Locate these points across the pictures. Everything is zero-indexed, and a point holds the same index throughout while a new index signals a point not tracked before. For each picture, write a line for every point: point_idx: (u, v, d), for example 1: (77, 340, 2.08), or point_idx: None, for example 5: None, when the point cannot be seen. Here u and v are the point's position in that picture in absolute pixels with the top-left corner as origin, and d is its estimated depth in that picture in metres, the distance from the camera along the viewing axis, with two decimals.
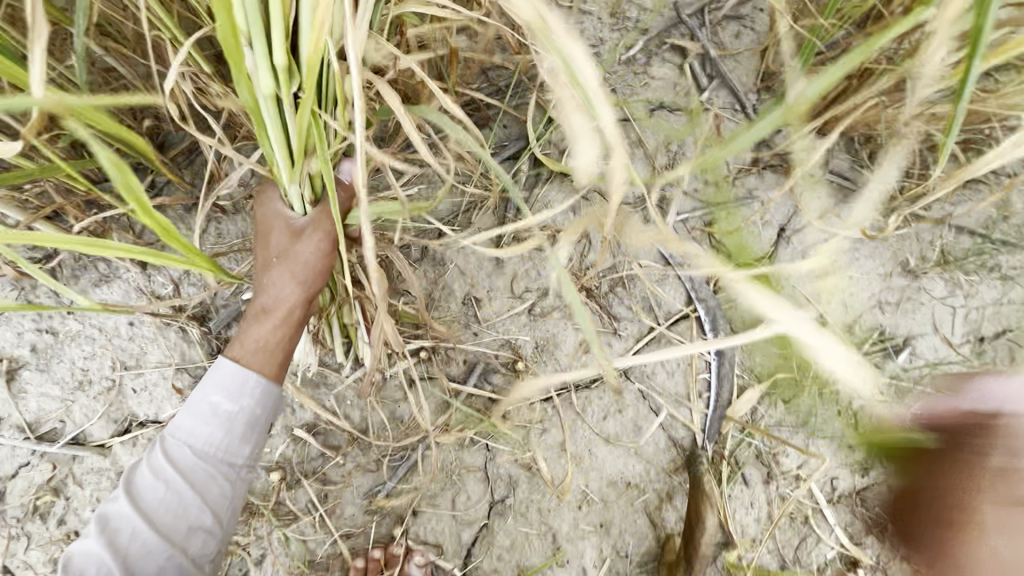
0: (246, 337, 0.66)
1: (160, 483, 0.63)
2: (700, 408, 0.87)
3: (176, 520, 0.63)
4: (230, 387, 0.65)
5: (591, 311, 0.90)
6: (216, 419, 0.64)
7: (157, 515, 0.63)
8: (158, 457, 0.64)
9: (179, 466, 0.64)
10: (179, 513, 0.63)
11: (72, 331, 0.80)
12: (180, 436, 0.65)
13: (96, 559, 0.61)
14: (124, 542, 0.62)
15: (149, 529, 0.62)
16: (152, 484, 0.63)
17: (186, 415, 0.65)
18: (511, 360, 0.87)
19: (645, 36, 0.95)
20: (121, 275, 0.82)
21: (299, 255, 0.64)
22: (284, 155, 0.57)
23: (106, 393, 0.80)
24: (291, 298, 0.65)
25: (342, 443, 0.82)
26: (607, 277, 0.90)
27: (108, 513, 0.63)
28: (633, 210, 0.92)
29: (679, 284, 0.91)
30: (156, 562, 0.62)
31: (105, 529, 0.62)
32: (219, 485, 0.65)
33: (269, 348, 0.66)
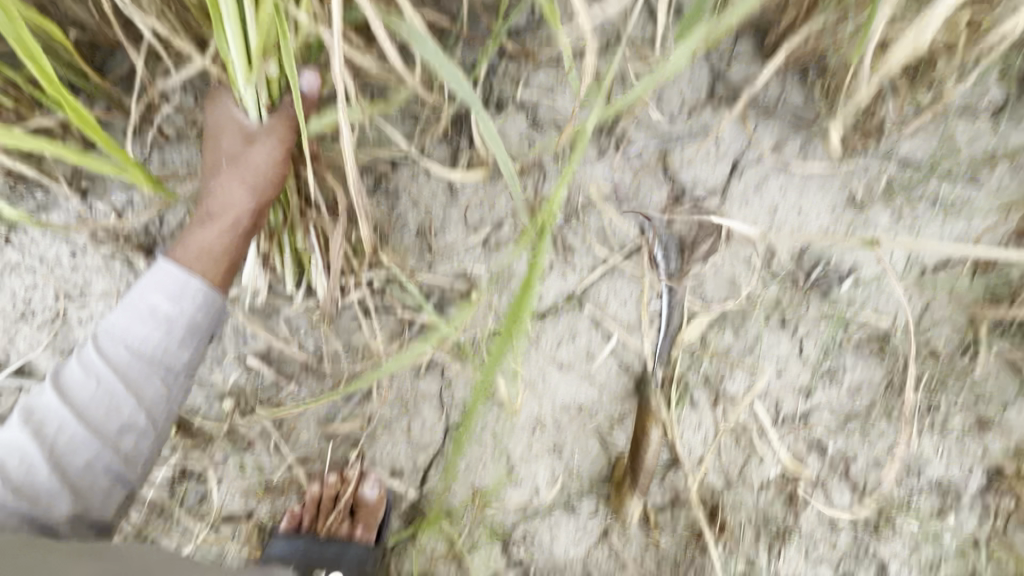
0: (191, 242, 0.69)
1: (91, 379, 0.65)
2: (652, 335, 0.88)
3: (107, 417, 0.65)
4: (169, 289, 0.67)
5: (546, 242, 0.90)
6: (153, 320, 0.66)
7: (87, 410, 0.64)
8: (91, 355, 0.66)
9: (111, 365, 0.65)
10: (110, 410, 0.65)
11: (12, 261, 0.78)
12: (114, 335, 0.66)
13: (21, 450, 0.63)
14: (53, 434, 0.63)
15: (78, 422, 0.64)
16: (84, 380, 0.65)
17: (122, 315, 0.67)
18: (465, 291, 0.88)
19: None
20: (60, 203, 0.79)
21: (248, 159, 0.67)
22: (242, 53, 0.58)
23: (51, 324, 0.79)
24: (239, 202, 0.68)
25: (296, 370, 0.82)
26: (562, 209, 0.91)
27: (41, 405, 0.65)
28: (588, 142, 0.92)
29: (632, 214, 0.92)
30: (85, 455, 0.64)
31: (35, 420, 0.64)
32: (152, 386, 0.66)
33: (214, 252, 0.68)
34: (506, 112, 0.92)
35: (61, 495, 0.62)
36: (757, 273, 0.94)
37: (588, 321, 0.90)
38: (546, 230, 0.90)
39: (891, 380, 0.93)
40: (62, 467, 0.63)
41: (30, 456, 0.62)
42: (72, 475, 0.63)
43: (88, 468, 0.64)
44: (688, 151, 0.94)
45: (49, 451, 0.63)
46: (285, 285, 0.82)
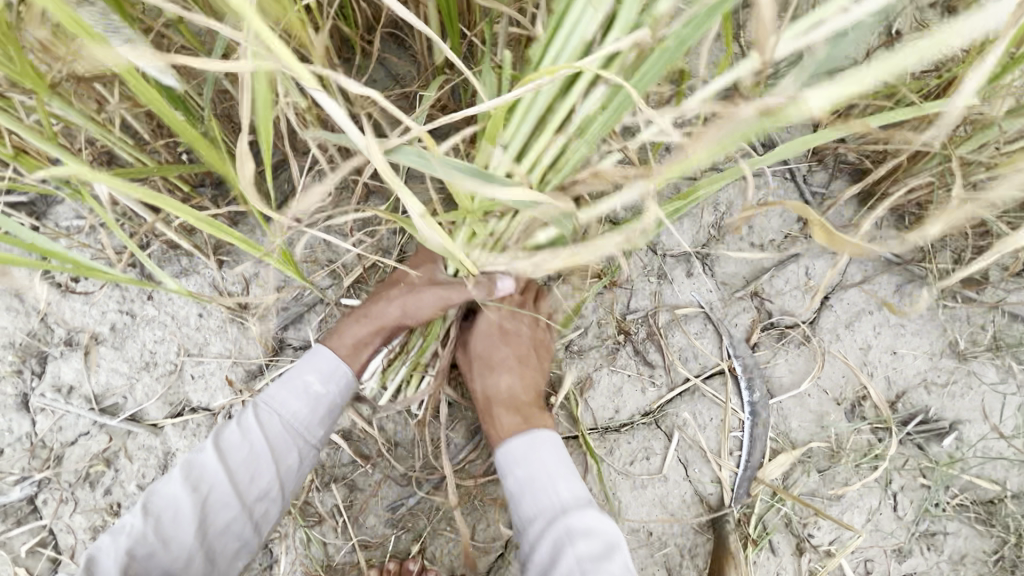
0: (346, 335, 0.78)
1: (246, 443, 0.69)
2: (731, 466, 0.87)
3: (250, 482, 0.69)
4: (327, 369, 0.76)
5: (628, 355, 0.91)
6: (306, 396, 0.74)
7: (235, 474, 0.68)
8: (250, 420, 0.71)
9: (268, 433, 0.71)
10: (256, 476, 0.69)
11: (148, 315, 0.87)
12: (273, 405, 0.72)
13: (172, 502, 0.66)
14: (203, 493, 0.66)
15: (228, 488, 0.67)
16: (239, 443, 0.69)
17: (281, 389, 0.74)
18: (544, 394, 0.89)
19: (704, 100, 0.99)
20: (200, 270, 0.89)
21: (420, 297, 0.76)
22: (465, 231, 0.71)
23: (167, 376, 0.86)
24: (392, 316, 0.77)
25: (373, 452, 0.84)
26: (646, 323, 0.92)
27: (188, 465, 0.68)
28: (676, 261, 0.93)
29: (718, 338, 0.92)
30: (227, 515, 0.67)
31: (183, 483, 0.67)
32: (292, 456, 0.71)
33: (349, 344, 0.78)
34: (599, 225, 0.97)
35: (195, 559, 0.65)
36: (845, 412, 0.90)
37: (664, 442, 0.88)
38: (630, 343, 0.91)
39: (1002, 556, 0.86)
40: (203, 530, 0.65)
41: (178, 515, 0.65)
42: (208, 537, 0.66)
43: (222, 531, 0.67)
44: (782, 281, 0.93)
45: (197, 511, 0.65)
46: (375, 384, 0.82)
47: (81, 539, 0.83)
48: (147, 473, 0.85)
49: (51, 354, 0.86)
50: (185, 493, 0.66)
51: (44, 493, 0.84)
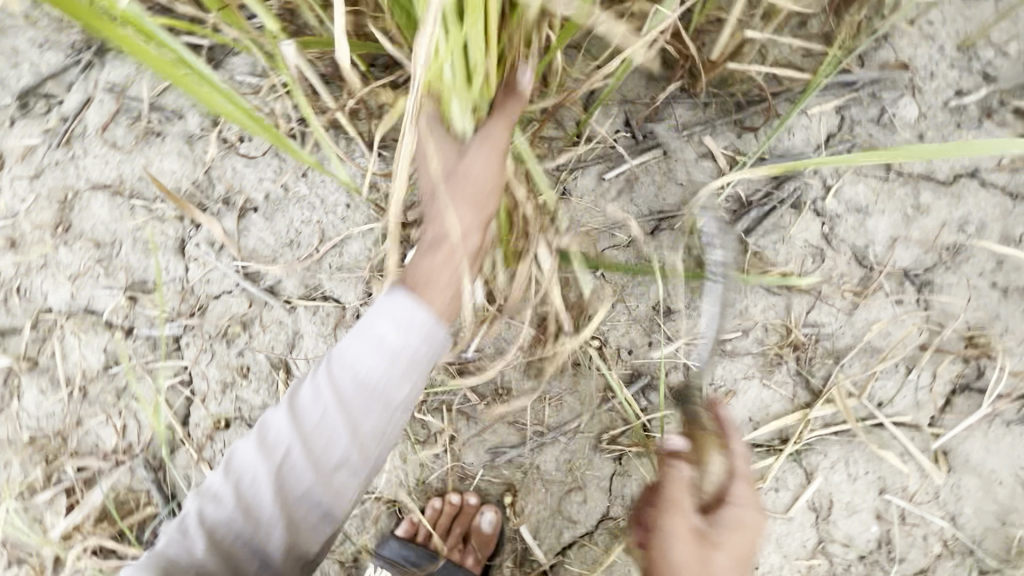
0: (419, 265, 0.71)
1: (318, 408, 0.68)
2: (871, 526, 0.76)
3: (326, 452, 0.67)
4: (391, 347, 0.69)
5: (790, 371, 0.78)
6: (381, 351, 0.68)
7: (311, 440, 0.68)
8: (323, 379, 0.69)
9: (342, 393, 0.68)
10: (326, 448, 0.68)
11: (301, 193, 0.86)
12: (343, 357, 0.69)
13: (251, 470, 0.67)
14: (308, 459, 0.67)
15: (304, 450, 0.67)
16: (312, 404, 0.68)
17: (353, 343, 0.69)
18: (680, 387, 0.80)
19: (989, 87, 0.79)
20: (356, 157, 0.85)
21: (468, 169, 0.71)
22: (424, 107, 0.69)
23: (308, 258, 0.86)
24: (463, 220, 0.71)
25: (488, 392, 0.81)
26: (823, 342, 0.78)
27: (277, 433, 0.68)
28: (883, 280, 0.78)
29: (907, 382, 0.77)
30: (312, 518, 0.68)
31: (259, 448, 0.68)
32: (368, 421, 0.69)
33: (448, 274, 0.70)
34: (799, 213, 0.81)
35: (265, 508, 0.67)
36: None
37: (802, 478, 0.77)
38: (795, 358, 0.78)
39: None
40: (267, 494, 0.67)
41: (254, 481, 0.67)
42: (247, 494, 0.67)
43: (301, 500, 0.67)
44: (1008, 338, 0.76)
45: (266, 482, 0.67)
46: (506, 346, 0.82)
47: (211, 390, 0.86)
48: (274, 348, 0.86)
49: (209, 209, 0.88)
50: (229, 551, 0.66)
51: (188, 337, 0.87)
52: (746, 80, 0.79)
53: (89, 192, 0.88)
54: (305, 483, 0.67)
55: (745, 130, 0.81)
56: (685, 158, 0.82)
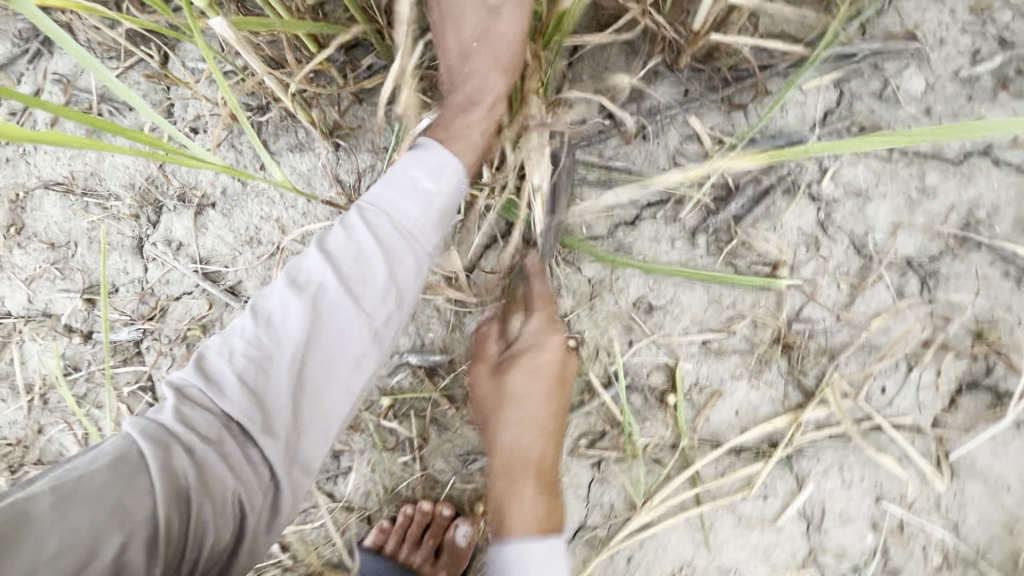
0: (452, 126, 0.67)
1: (353, 245, 0.60)
2: (865, 536, 0.72)
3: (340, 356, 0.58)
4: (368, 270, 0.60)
5: (779, 371, 0.73)
6: (415, 196, 0.62)
7: (346, 279, 0.59)
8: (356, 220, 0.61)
9: (376, 233, 0.61)
10: (364, 280, 0.59)
11: (258, 188, 0.81)
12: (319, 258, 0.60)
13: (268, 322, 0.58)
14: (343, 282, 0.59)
15: (341, 285, 0.58)
16: (346, 245, 0.60)
17: (384, 189, 0.62)
18: (661, 389, 0.74)
19: (1008, 54, 0.71)
20: (315, 148, 0.80)
21: (501, 32, 0.66)
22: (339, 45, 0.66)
23: (268, 257, 0.82)
24: (497, 85, 0.67)
25: (458, 396, 0.77)
26: (816, 339, 0.72)
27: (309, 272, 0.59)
28: (882, 271, 0.72)
29: (908, 382, 0.71)
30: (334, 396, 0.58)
31: (228, 370, 0.56)
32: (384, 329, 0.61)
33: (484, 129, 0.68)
34: (792, 199, 0.74)
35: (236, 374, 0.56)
36: None
37: (790, 484, 0.73)
38: (786, 356, 0.73)
39: None
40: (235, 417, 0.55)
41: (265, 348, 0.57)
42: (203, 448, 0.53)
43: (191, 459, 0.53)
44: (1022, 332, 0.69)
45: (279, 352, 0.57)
46: (473, 348, 0.77)
47: None
48: None
49: (166, 206, 0.83)
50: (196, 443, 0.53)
51: (149, 341, 0.84)
52: (733, 53, 0.72)
53: (40, 190, 0.84)
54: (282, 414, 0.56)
55: (732, 109, 0.75)
56: (667, 142, 0.76)
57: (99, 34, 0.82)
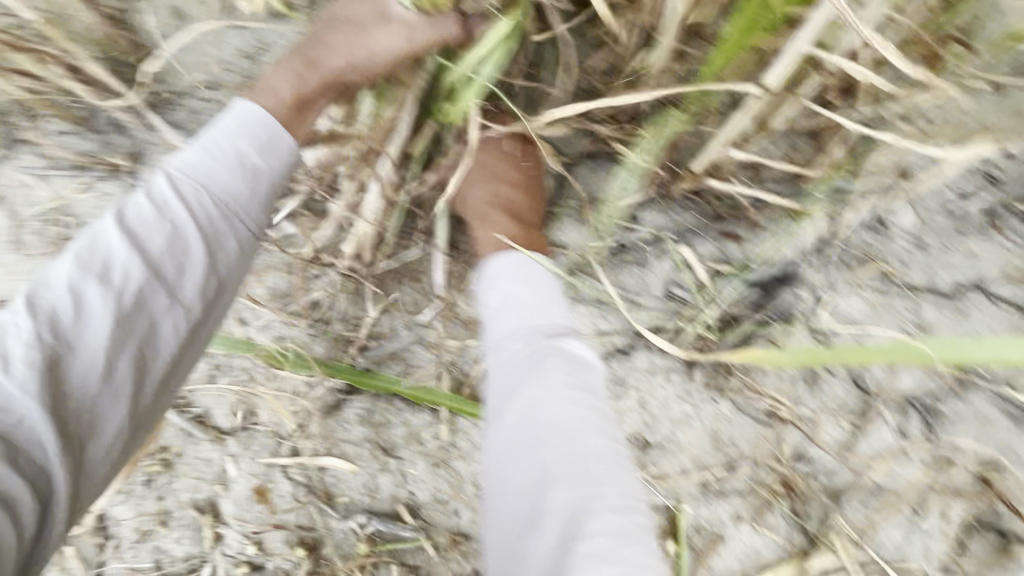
0: None
1: (160, 217, 0.54)
2: None
3: (170, 271, 0.53)
4: (231, 159, 0.58)
5: (781, 512, 0.70)
6: (230, 161, 0.58)
7: (187, 236, 0.54)
8: (161, 188, 0.56)
9: (189, 207, 0.55)
10: (180, 245, 0.54)
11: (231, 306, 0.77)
12: (185, 168, 0.57)
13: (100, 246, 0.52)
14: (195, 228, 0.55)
15: (180, 241, 0.54)
16: (153, 218, 0.54)
17: (200, 153, 0.58)
18: (660, 531, 0.71)
19: (995, 189, 0.71)
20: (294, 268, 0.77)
21: None
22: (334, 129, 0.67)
23: (237, 385, 0.74)
24: None
25: (443, 540, 0.72)
26: (819, 478, 0.70)
27: (82, 266, 0.51)
28: (885, 406, 0.69)
29: (911, 525, 0.69)
30: (175, 260, 0.54)
31: (132, 214, 0.54)
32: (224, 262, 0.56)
33: None
34: (790, 328, 0.73)
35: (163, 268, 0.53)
36: None
37: None
38: (788, 498, 0.70)
39: None
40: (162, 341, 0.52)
41: (162, 246, 0.53)
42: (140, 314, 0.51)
43: (94, 391, 0.48)
44: None
45: (194, 235, 0.54)
46: (464, 486, 0.72)
47: (122, 542, 0.74)
48: (200, 488, 0.74)
49: None
50: (23, 429, 0.45)
51: None
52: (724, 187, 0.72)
53: None
54: (173, 260, 0.53)
55: (727, 239, 0.74)
56: (663, 269, 0.74)
57: (79, 147, 0.80)
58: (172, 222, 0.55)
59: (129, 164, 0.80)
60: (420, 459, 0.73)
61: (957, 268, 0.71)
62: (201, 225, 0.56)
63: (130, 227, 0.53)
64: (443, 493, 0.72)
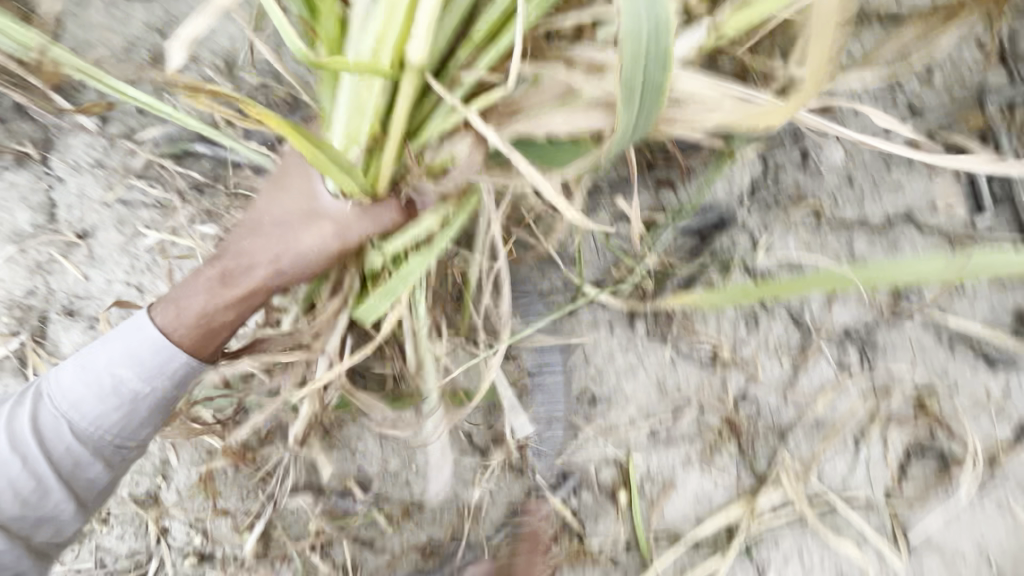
0: None
1: (81, 386, 0.62)
2: None
3: (118, 394, 0.62)
4: (157, 340, 0.61)
5: (729, 454, 0.71)
6: (150, 366, 0.62)
7: (140, 340, 0.61)
8: (74, 373, 0.63)
9: (87, 413, 0.62)
10: (123, 423, 0.63)
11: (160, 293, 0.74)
12: (92, 369, 0.62)
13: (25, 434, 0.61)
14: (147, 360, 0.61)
15: (119, 370, 0.62)
16: (75, 388, 0.62)
17: (119, 336, 0.63)
18: (612, 483, 0.71)
19: (918, 121, 0.72)
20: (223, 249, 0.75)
21: None
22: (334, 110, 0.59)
23: None
24: None
25: (396, 511, 0.72)
26: (764, 418, 0.70)
27: (63, 382, 0.64)
28: (824, 341, 0.70)
29: (855, 455, 0.70)
30: (96, 433, 0.62)
31: (63, 382, 0.63)
32: (134, 396, 0.61)
33: None
34: (729, 273, 0.73)
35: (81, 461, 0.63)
36: None
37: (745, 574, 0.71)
38: (735, 440, 0.71)
39: None
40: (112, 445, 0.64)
41: (121, 368, 0.62)
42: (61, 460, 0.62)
43: (88, 454, 0.63)
44: (959, 399, 0.69)
45: (127, 356, 0.61)
46: (413, 457, 0.71)
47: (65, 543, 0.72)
48: (142, 482, 0.72)
49: (55, 318, 0.75)
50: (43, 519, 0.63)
51: None
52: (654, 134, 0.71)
53: None
54: (94, 426, 0.62)
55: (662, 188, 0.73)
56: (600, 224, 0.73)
57: None
58: (104, 394, 0.62)
59: (37, 151, 0.75)
60: (367, 432, 0.71)
61: (885, 202, 0.73)
62: (150, 320, 0.62)
63: (51, 419, 0.63)
64: (393, 465, 0.71)
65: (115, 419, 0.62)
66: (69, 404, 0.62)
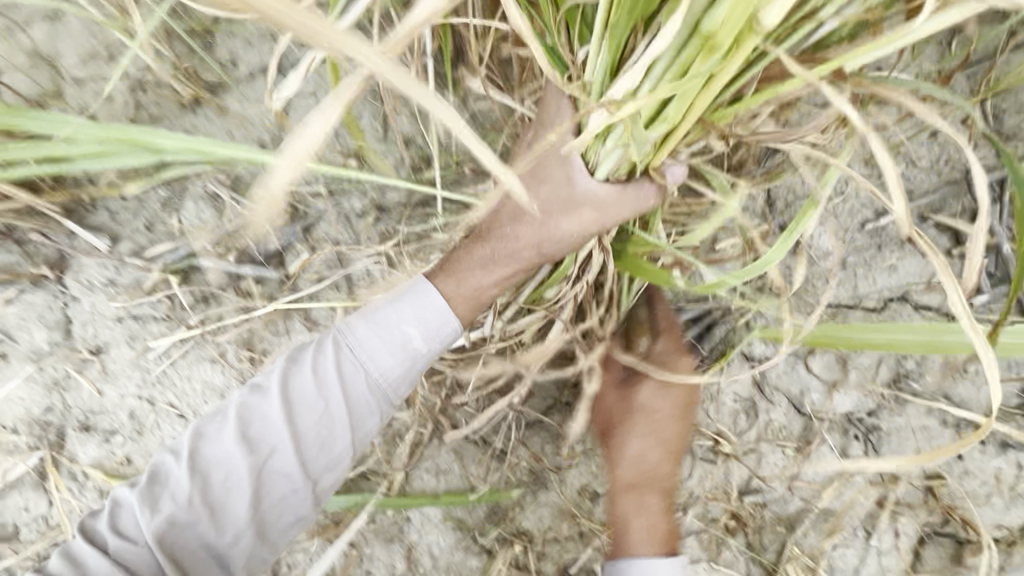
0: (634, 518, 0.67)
1: (319, 402, 0.60)
2: None
3: (316, 454, 0.60)
4: (407, 352, 0.62)
5: (732, 544, 0.71)
6: (396, 351, 0.61)
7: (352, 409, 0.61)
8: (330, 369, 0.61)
9: (350, 390, 0.61)
10: (326, 444, 0.60)
11: (171, 404, 0.77)
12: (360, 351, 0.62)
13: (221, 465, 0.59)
14: (342, 395, 0.60)
15: (295, 447, 0.59)
16: (316, 396, 0.60)
17: (373, 337, 0.62)
18: None
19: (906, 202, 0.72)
20: (230, 359, 0.78)
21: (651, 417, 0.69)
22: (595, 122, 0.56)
23: None
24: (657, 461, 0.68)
25: None
26: (766, 507, 0.71)
27: (261, 420, 0.60)
28: (825, 429, 0.70)
29: (864, 542, 0.69)
30: (281, 489, 0.59)
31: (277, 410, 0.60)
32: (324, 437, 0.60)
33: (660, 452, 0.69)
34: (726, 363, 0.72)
35: (244, 537, 0.58)
36: None
37: None
38: (739, 530, 0.71)
39: None
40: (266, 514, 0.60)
41: (302, 437, 0.60)
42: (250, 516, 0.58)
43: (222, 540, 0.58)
44: (969, 483, 0.68)
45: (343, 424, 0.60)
46: (420, 560, 0.72)
47: None
48: None
49: (68, 433, 0.77)
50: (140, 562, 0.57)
51: None
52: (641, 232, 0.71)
53: None
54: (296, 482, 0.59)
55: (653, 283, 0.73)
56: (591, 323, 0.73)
57: None
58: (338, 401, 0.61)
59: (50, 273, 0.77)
60: (374, 537, 0.72)
61: (878, 282, 0.73)
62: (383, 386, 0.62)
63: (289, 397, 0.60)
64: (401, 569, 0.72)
65: (331, 439, 0.61)
66: (255, 424, 0.59)
